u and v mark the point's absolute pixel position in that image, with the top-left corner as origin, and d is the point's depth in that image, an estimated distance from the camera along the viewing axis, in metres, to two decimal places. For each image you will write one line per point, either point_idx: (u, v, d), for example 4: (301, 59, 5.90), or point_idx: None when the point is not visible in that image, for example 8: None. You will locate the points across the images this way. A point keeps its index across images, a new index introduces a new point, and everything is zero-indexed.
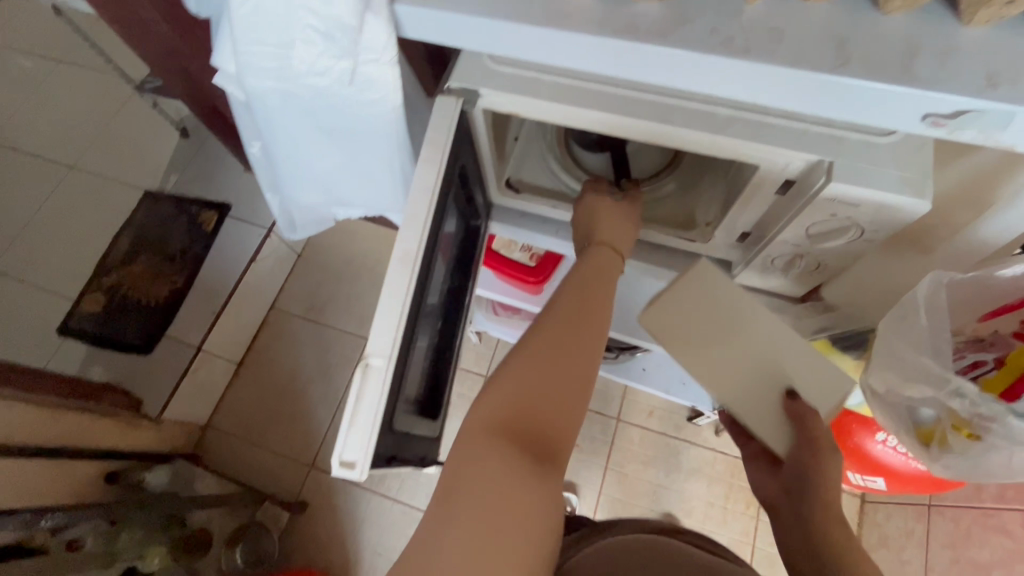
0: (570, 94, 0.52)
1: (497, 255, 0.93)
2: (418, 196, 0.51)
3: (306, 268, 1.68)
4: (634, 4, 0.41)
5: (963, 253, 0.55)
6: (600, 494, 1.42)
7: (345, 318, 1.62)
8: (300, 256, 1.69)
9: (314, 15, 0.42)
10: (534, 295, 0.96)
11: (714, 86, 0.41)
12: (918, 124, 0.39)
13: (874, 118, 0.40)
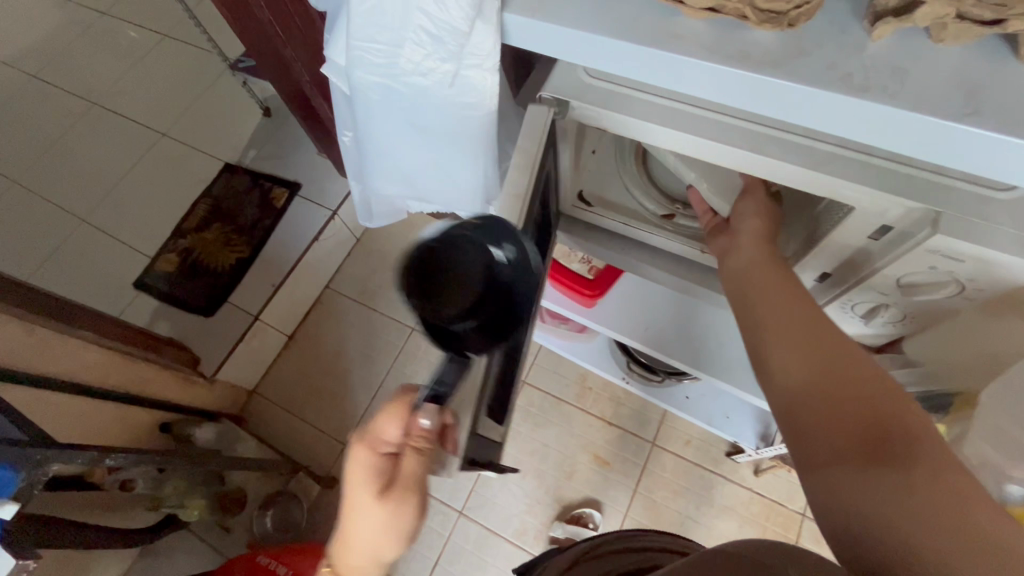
0: (663, 115, 0.51)
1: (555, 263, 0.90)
2: (508, 199, 0.52)
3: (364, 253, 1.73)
4: (749, 32, 0.41)
5: None
6: (625, 517, 1.39)
7: (394, 306, 1.66)
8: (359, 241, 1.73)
9: (427, 16, 0.43)
10: (586, 309, 0.91)
11: (825, 124, 0.40)
12: None
13: (1000, 173, 0.37)
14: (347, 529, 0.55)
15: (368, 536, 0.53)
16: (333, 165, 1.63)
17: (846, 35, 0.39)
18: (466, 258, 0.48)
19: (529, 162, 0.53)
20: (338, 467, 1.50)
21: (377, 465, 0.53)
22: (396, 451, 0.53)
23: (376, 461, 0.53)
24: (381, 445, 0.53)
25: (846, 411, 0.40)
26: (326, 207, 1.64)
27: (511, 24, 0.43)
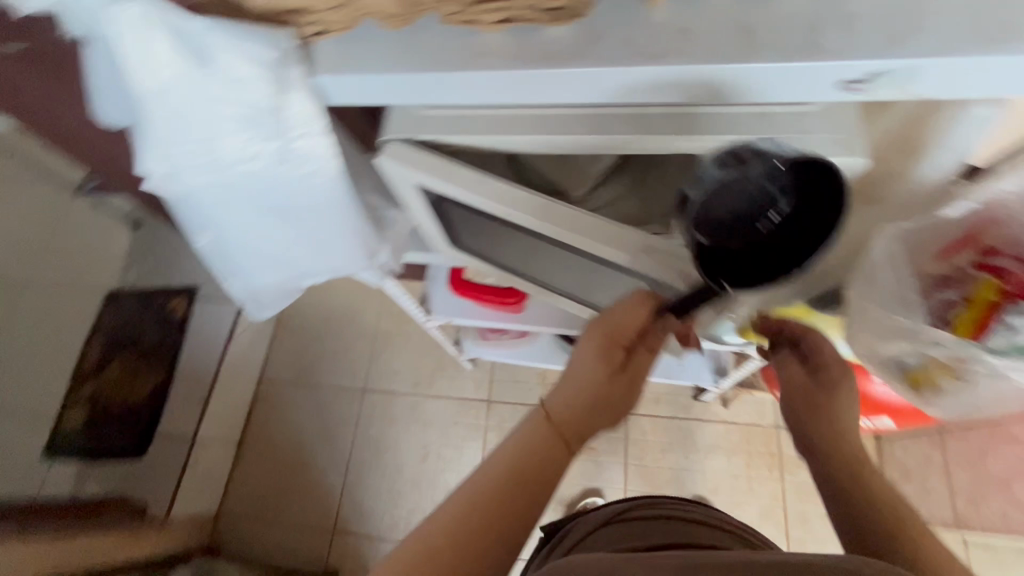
0: (505, 124, 0.52)
1: (474, 284, 1.02)
2: (486, 186, 0.55)
3: (287, 333, 1.65)
4: (546, 30, 0.42)
5: (908, 200, 0.56)
6: (626, 492, 1.41)
7: (336, 374, 1.60)
8: (279, 322, 1.66)
9: (235, 101, 0.42)
10: (518, 312, 1.04)
11: (634, 94, 0.43)
12: (838, 92, 0.41)
13: (795, 92, 0.41)
14: (569, 393, 0.59)
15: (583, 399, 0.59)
16: None
17: (635, 10, 0.41)
18: (726, 198, 0.46)
19: (442, 173, 0.55)
20: (334, 556, 1.43)
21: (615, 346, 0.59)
22: (629, 346, 0.60)
23: (616, 344, 0.60)
24: (623, 336, 0.59)
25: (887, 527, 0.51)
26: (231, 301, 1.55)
27: (327, 84, 0.45)
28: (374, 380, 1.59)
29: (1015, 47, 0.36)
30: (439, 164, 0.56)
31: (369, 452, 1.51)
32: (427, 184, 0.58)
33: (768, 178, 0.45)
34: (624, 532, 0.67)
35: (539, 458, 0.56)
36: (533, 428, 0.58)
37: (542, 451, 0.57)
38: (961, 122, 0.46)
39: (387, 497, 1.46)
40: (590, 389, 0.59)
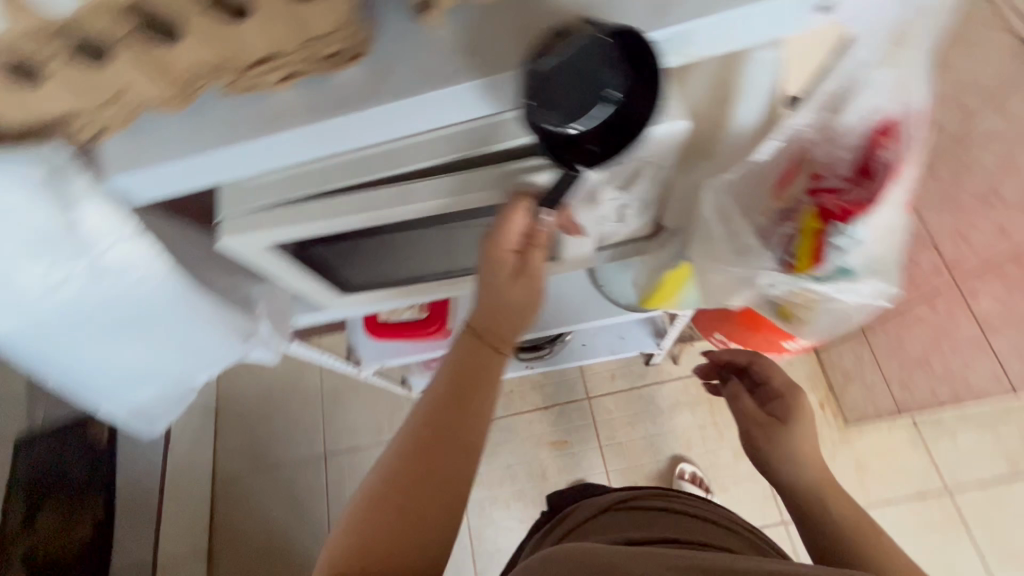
0: (326, 170, 0.47)
1: (389, 323, 1.00)
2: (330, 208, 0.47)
3: (230, 423, 1.63)
4: (335, 77, 0.41)
5: (736, 152, 0.55)
6: None
7: (292, 448, 1.59)
8: (218, 414, 1.64)
9: (17, 234, 0.39)
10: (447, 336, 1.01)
11: (440, 116, 0.42)
12: None
13: None
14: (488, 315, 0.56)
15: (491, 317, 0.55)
16: None
17: (415, 39, 0.40)
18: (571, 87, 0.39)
19: (278, 222, 0.49)
20: None
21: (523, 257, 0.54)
22: (518, 250, 0.53)
23: (502, 254, 0.53)
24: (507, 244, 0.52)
25: (847, 529, 0.63)
26: None
27: (125, 182, 0.42)
28: (334, 442, 1.58)
29: None
30: (275, 216, 0.49)
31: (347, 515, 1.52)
32: (277, 240, 0.51)
33: (604, 60, 0.38)
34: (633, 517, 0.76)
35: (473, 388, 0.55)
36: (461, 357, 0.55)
37: (475, 377, 0.55)
38: (756, 66, 0.48)
39: None
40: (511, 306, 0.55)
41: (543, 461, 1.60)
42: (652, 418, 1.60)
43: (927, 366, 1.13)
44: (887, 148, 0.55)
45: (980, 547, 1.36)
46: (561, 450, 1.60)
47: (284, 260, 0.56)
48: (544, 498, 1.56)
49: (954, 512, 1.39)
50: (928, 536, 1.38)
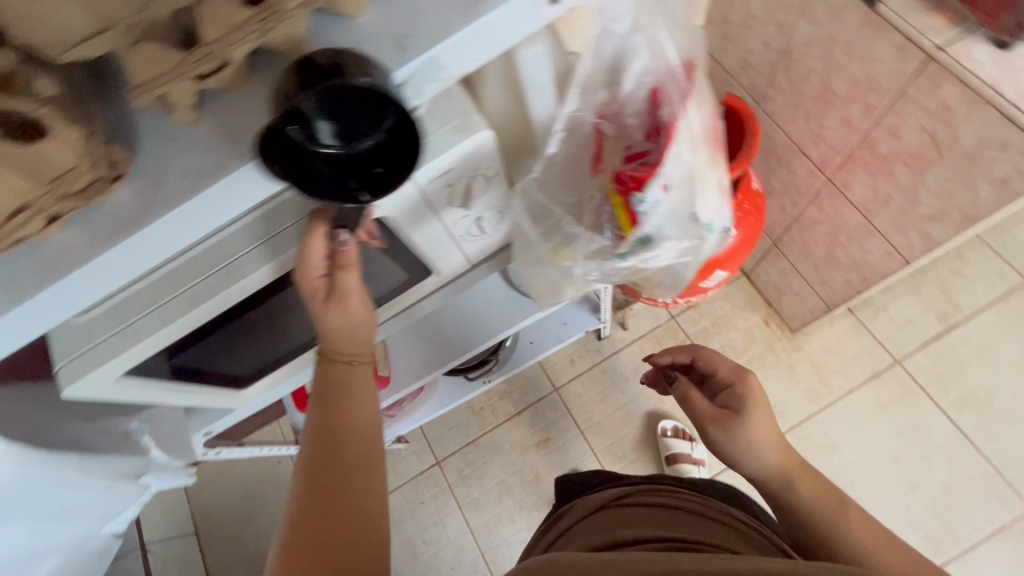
0: (162, 285, 0.48)
1: None
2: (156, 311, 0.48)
3: (217, 536, 1.61)
4: (107, 202, 0.39)
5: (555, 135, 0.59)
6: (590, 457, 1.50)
7: None
8: (201, 532, 1.61)
9: None
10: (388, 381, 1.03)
11: (234, 203, 0.41)
12: None
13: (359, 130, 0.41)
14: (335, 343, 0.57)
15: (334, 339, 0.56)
16: None
17: (175, 141, 0.39)
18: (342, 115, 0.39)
19: (120, 348, 0.48)
20: None
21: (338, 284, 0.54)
22: (326, 274, 0.53)
23: (309, 280, 0.52)
24: (313, 271, 0.51)
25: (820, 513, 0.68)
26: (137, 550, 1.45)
27: None
28: None
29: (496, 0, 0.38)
30: (113, 344, 0.48)
31: None
32: (129, 367, 0.50)
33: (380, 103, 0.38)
34: (618, 517, 0.76)
35: (350, 412, 0.56)
36: (326, 389, 0.57)
37: (351, 401, 0.56)
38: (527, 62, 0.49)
39: None
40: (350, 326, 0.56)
41: (533, 465, 1.59)
42: (621, 387, 1.62)
43: (836, 261, 1.19)
44: (663, 106, 0.57)
45: (945, 404, 1.43)
46: (545, 449, 1.60)
47: (148, 382, 0.55)
48: (545, 500, 1.56)
49: (911, 380, 1.46)
50: (896, 410, 1.44)
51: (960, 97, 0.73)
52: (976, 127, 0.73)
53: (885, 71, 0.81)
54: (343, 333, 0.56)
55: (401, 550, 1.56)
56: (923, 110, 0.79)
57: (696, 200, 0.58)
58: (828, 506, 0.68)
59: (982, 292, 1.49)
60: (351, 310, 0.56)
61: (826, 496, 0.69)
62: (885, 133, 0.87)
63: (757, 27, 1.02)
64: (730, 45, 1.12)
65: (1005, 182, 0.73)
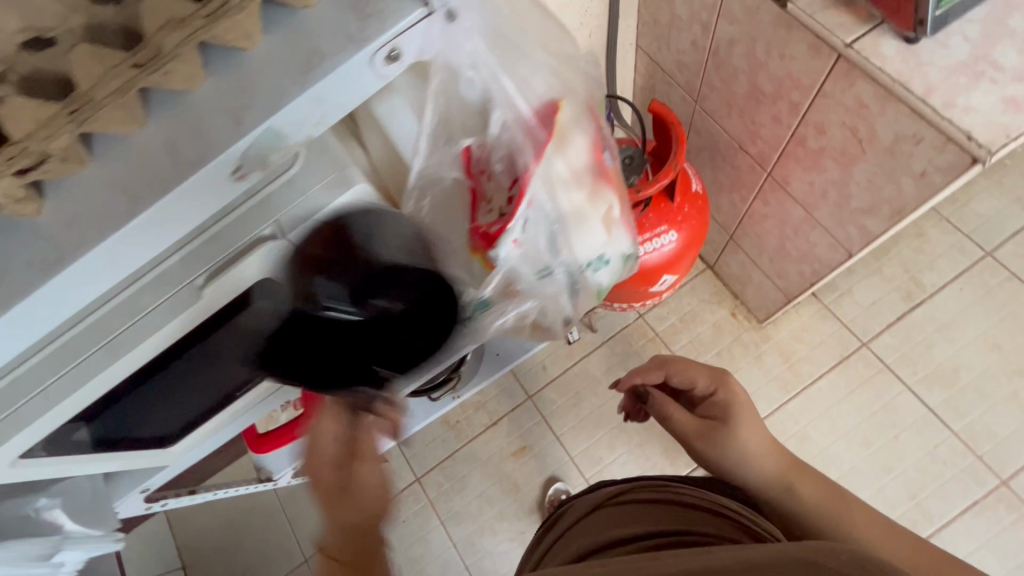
0: (46, 367, 0.47)
1: (273, 432, 0.96)
2: (42, 396, 0.47)
3: (204, 568, 1.62)
4: None
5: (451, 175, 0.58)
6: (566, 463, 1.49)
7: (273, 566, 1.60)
8: (188, 566, 1.62)
9: None
10: None
11: (90, 289, 0.39)
12: (238, 185, 0.40)
13: (210, 202, 0.40)
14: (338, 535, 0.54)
15: (339, 513, 0.54)
16: None
17: (16, 234, 0.38)
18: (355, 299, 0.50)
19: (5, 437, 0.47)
20: None
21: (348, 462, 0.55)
22: (345, 454, 0.55)
23: (328, 460, 0.55)
24: (329, 454, 0.55)
25: (830, 511, 0.72)
26: None
27: None
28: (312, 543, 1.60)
29: (330, 63, 0.37)
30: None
31: None
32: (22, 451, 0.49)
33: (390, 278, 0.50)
34: (623, 515, 0.71)
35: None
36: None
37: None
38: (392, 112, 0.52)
39: None
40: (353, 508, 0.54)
41: (511, 475, 1.59)
42: (593, 391, 1.61)
43: (787, 254, 1.18)
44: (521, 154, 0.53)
45: (914, 384, 1.43)
46: (522, 457, 1.60)
47: (54, 459, 0.54)
48: (525, 509, 1.56)
49: (878, 362, 1.46)
50: (865, 393, 1.45)
51: (872, 93, 0.71)
52: (891, 122, 0.72)
53: (804, 69, 0.80)
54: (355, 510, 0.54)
55: None
56: (842, 108, 0.78)
57: (565, 243, 0.56)
58: (833, 503, 0.73)
59: (945, 269, 1.48)
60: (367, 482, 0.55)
61: (827, 498, 0.73)
62: (812, 129, 0.86)
63: (683, 28, 1.00)
64: (664, 46, 1.11)
65: (924, 176, 0.72)
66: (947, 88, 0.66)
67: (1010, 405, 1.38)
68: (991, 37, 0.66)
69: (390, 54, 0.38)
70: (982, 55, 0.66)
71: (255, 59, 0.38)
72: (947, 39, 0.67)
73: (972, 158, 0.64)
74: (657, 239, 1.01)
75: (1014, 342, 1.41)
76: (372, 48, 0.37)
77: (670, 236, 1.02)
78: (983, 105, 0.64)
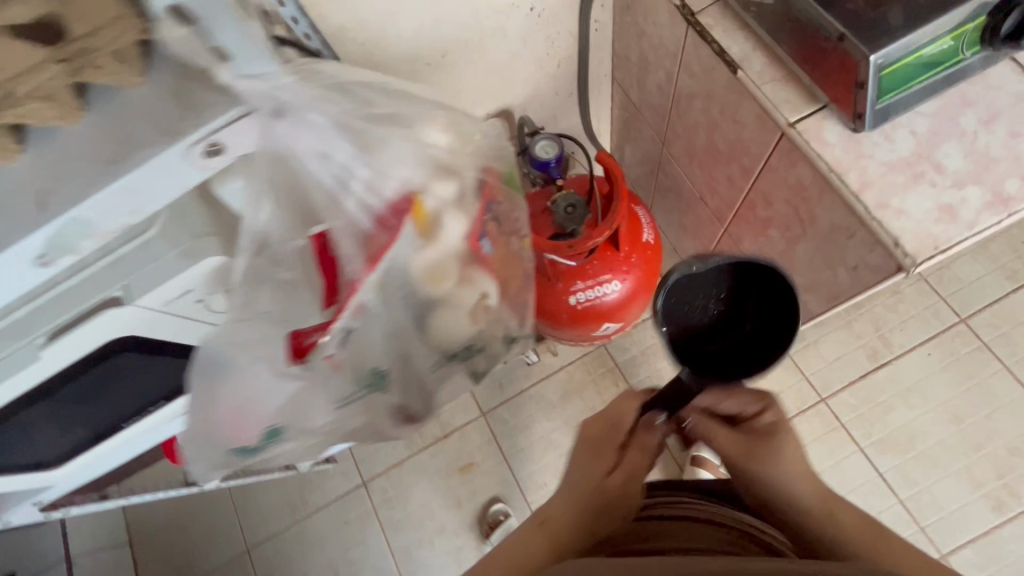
0: None
1: None
2: None
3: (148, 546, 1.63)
4: None
5: None
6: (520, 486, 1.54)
7: (215, 552, 1.61)
8: (132, 541, 1.63)
9: None
10: None
11: None
12: (49, 267, 0.37)
13: (21, 283, 0.37)
14: (554, 503, 0.57)
15: (570, 504, 0.57)
16: (23, 528, 1.45)
17: None
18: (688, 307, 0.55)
19: None
20: None
21: (619, 442, 0.61)
22: (623, 443, 0.61)
23: (607, 445, 0.61)
24: (611, 436, 0.61)
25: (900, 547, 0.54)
26: (61, 559, 1.47)
27: None
28: (255, 533, 1.61)
29: (141, 155, 0.35)
30: None
31: None
32: None
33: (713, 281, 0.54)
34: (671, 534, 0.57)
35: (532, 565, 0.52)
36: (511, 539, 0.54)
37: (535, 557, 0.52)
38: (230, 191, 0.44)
39: None
40: (591, 478, 0.58)
41: (455, 489, 1.59)
42: (546, 415, 1.60)
43: None
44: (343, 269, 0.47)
45: (866, 447, 1.40)
46: (468, 474, 1.59)
47: None
48: (465, 526, 1.56)
49: (833, 419, 1.43)
50: (817, 450, 1.41)
51: (810, 178, 0.67)
52: (827, 211, 0.68)
53: (752, 139, 0.76)
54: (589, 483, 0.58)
55: (321, 570, 1.57)
56: (785, 185, 0.74)
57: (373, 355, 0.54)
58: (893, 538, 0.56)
59: (916, 331, 1.44)
60: (593, 460, 0.60)
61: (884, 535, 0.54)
62: (761, 198, 0.82)
63: (650, 70, 0.96)
64: (635, 83, 1.06)
65: (856, 271, 0.69)
66: (883, 187, 0.62)
67: (962, 479, 1.35)
68: (938, 135, 0.62)
69: (208, 149, 0.36)
70: (925, 154, 0.62)
71: (71, 139, 0.36)
72: (892, 133, 0.63)
73: (896, 265, 0.61)
74: (603, 286, 0.98)
75: (975, 416, 1.38)
76: (185, 143, 0.35)
77: (617, 285, 1.00)
78: (916, 210, 0.61)
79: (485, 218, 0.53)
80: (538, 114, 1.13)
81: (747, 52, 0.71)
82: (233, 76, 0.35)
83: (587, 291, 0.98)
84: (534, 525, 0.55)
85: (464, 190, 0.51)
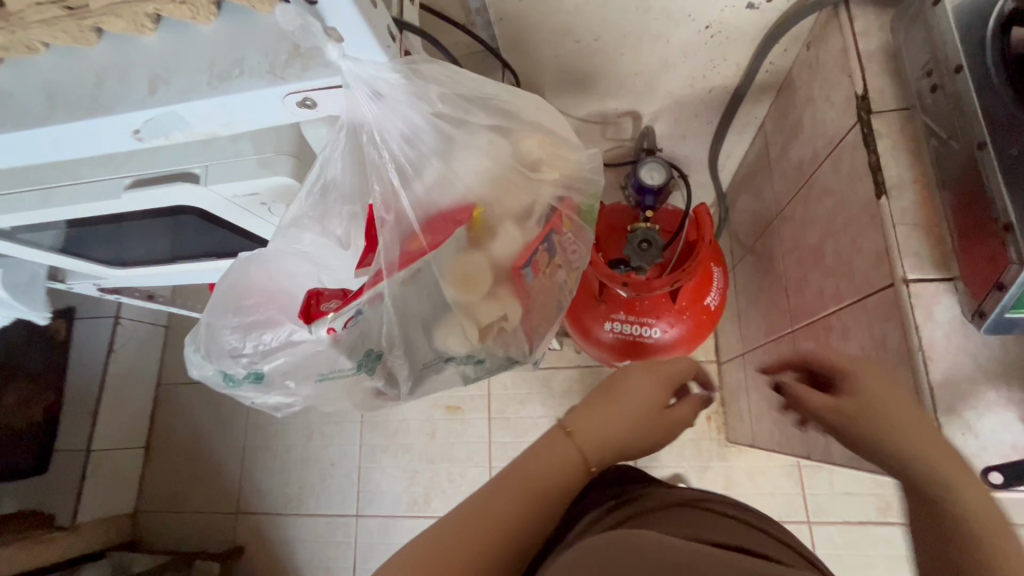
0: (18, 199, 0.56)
1: None
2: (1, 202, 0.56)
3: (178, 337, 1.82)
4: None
5: None
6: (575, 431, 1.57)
7: None
8: (167, 327, 1.82)
9: None
10: None
11: (39, 147, 0.46)
12: (149, 128, 0.44)
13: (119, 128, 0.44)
14: (588, 418, 0.60)
15: (619, 420, 0.60)
16: None
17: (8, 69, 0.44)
18: None
19: None
20: (239, 535, 1.67)
21: (670, 386, 0.65)
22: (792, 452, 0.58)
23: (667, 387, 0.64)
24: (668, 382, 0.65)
25: None
26: (108, 316, 1.67)
27: None
28: None
29: (245, 82, 0.41)
30: None
31: (260, 439, 1.73)
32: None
33: None
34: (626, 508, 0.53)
35: (560, 480, 0.55)
36: (510, 475, 0.54)
37: (558, 475, 0.55)
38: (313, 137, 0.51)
39: (279, 478, 1.70)
40: (635, 409, 0.61)
41: (436, 422, 1.67)
42: (544, 400, 1.62)
43: (770, 406, 1.09)
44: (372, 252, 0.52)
45: None
46: (454, 415, 1.66)
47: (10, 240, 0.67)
48: (430, 457, 1.65)
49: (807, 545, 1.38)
50: None
51: (894, 340, 0.60)
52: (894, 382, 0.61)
53: (862, 270, 0.68)
54: (641, 409, 0.61)
55: (301, 429, 1.72)
56: (868, 333, 0.67)
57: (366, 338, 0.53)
58: None
59: None
60: (656, 389, 0.63)
61: None
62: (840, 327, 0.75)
63: (800, 139, 0.87)
64: (781, 141, 0.96)
65: None
66: (963, 393, 0.55)
67: None
68: None
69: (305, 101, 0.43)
70: None
71: (156, 49, 0.42)
72: (1005, 342, 0.56)
73: None
74: (651, 328, 0.95)
75: None
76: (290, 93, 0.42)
77: (660, 331, 0.96)
78: (987, 435, 0.54)
79: (540, 246, 0.55)
80: (668, 127, 1.06)
81: (903, 182, 0.62)
82: (339, 57, 0.41)
83: (627, 327, 0.95)
84: (566, 438, 0.57)
85: (531, 210, 0.55)
